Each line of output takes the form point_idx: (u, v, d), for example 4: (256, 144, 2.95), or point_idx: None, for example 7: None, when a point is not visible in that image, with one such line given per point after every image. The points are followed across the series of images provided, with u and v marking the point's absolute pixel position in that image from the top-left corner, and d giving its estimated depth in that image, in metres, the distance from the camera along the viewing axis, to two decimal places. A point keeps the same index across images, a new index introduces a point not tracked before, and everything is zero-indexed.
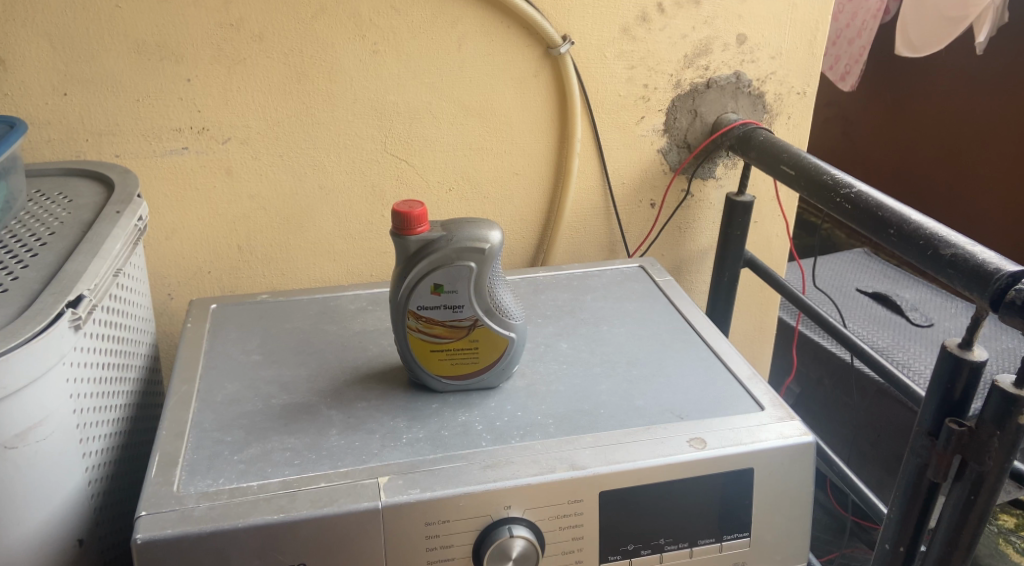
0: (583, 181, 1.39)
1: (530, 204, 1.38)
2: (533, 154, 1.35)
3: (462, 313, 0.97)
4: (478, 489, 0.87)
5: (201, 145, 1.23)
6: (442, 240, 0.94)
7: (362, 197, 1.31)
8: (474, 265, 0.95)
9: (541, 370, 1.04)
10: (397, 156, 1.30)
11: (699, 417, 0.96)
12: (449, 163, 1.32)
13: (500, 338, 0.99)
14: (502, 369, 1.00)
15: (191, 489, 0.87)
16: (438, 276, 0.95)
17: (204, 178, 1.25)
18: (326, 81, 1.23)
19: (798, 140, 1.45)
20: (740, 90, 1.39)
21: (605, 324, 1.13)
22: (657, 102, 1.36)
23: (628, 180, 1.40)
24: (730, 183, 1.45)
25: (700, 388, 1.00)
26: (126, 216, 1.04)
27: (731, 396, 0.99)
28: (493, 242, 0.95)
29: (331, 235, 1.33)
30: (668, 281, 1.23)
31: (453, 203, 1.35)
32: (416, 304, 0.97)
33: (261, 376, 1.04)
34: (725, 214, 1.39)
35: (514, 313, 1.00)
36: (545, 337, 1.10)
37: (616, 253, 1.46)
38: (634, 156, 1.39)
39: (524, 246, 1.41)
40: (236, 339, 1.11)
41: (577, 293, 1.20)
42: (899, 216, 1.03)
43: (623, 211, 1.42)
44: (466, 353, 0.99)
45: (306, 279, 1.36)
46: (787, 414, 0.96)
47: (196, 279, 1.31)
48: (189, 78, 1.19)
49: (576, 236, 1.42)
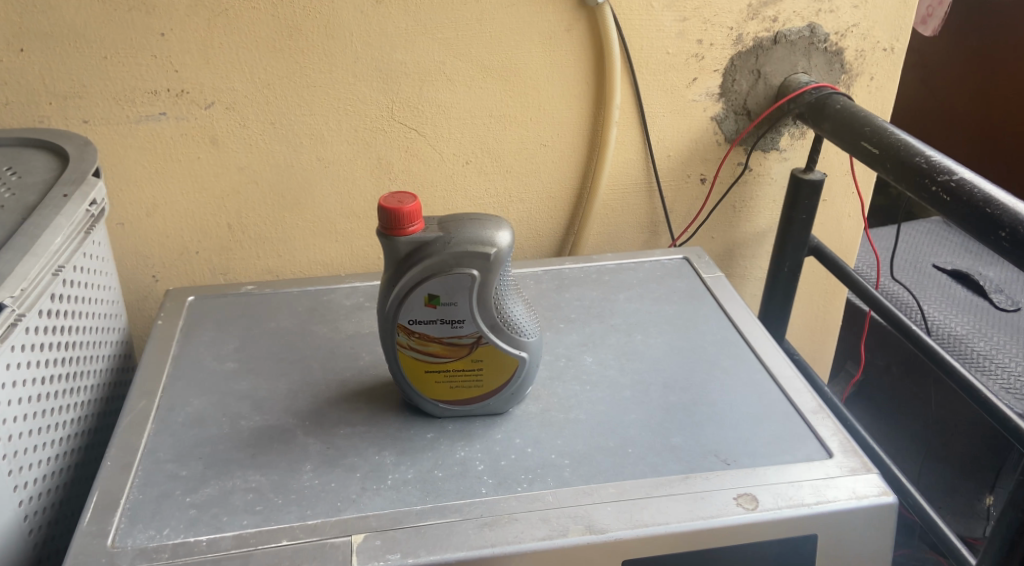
0: (623, 155, 1.20)
1: (559, 181, 1.20)
2: (564, 122, 1.16)
3: (462, 328, 0.81)
4: (471, 556, 0.71)
5: (180, 110, 1.07)
6: (438, 243, 0.77)
7: (366, 171, 1.14)
8: (477, 272, 0.78)
9: (559, 393, 0.88)
10: (405, 124, 1.12)
11: (749, 463, 0.78)
12: (466, 133, 1.14)
13: (507, 358, 0.82)
14: (511, 394, 0.84)
15: (127, 543, 0.72)
16: (433, 286, 0.78)
17: (185, 147, 1.09)
18: (321, 36, 1.05)
19: (880, 105, 1.23)
20: (814, 46, 1.17)
21: (639, 334, 0.96)
22: (713, 61, 1.16)
23: (674, 153, 1.21)
24: (796, 157, 1.25)
25: (751, 422, 0.83)
26: (75, 201, 0.87)
27: (789, 436, 0.81)
28: (501, 245, 0.78)
29: (333, 213, 1.16)
30: (716, 278, 1.06)
31: (471, 178, 1.17)
32: (407, 318, 0.80)
33: (233, 390, 0.89)
34: (790, 196, 1.20)
35: (527, 328, 0.82)
36: (567, 349, 0.94)
37: (659, 234, 1.27)
38: (683, 124, 1.19)
39: (553, 227, 1.23)
40: (210, 340, 0.95)
41: (607, 291, 1.03)
42: (1013, 214, 0.83)
43: (668, 188, 1.24)
44: (467, 376, 0.82)
45: (306, 261, 1.19)
46: (860, 465, 0.77)
47: (183, 260, 1.16)
48: (162, 33, 1.02)
49: (613, 216, 1.24)
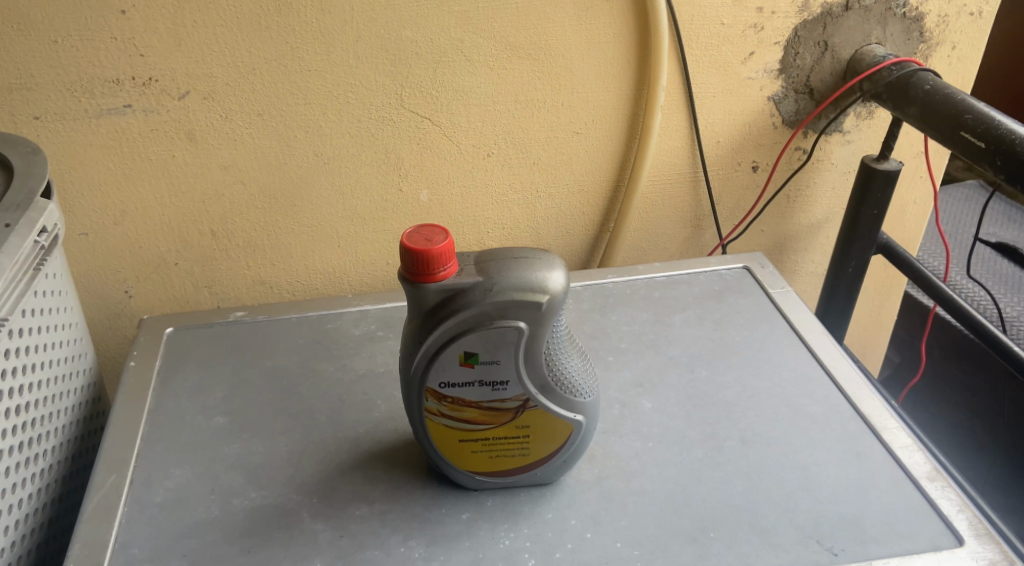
0: (666, 141, 1.03)
1: (593, 171, 1.02)
2: (600, 106, 0.98)
3: (504, 390, 0.65)
4: None
5: (149, 102, 0.88)
6: (475, 291, 0.61)
7: (371, 168, 0.96)
8: (525, 325, 0.62)
9: (616, 454, 0.74)
10: (417, 113, 0.94)
11: (863, 553, 0.66)
12: (487, 122, 0.96)
13: (559, 423, 0.67)
14: (563, 463, 0.69)
15: None
16: (470, 342, 0.63)
17: (158, 145, 0.90)
18: (315, 10, 0.87)
19: (961, 79, 1.06)
20: (892, 12, 1.00)
21: (704, 370, 0.81)
22: (774, 31, 0.98)
23: (723, 139, 1.04)
24: (862, 139, 1.08)
25: (854, 494, 0.70)
26: (20, 232, 0.71)
27: (905, 513, 0.69)
28: (554, 291, 0.62)
29: (332, 215, 0.98)
30: (786, 294, 0.90)
31: (491, 172, 0.99)
32: (437, 381, 0.64)
33: (223, 455, 0.74)
34: (858, 187, 1.04)
35: (583, 386, 0.67)
36: (621, 392, 0.79)
37: (702, 229, 1.11)
38: (735, 106, 1.02)
39: (585, 226, 1.06)
40: (194, 386, 0.80)
41: (661, 313, 0.88)
42: None
43: (715, 178, 1.07)
44: (511, 444, 0.68)
45: (304, 269, 1.01)
46: (998, 555, 0.66)
47: (159, 272, 0.98)
48: (123, 10, 0.83)
49: (655, 210, 1.08)
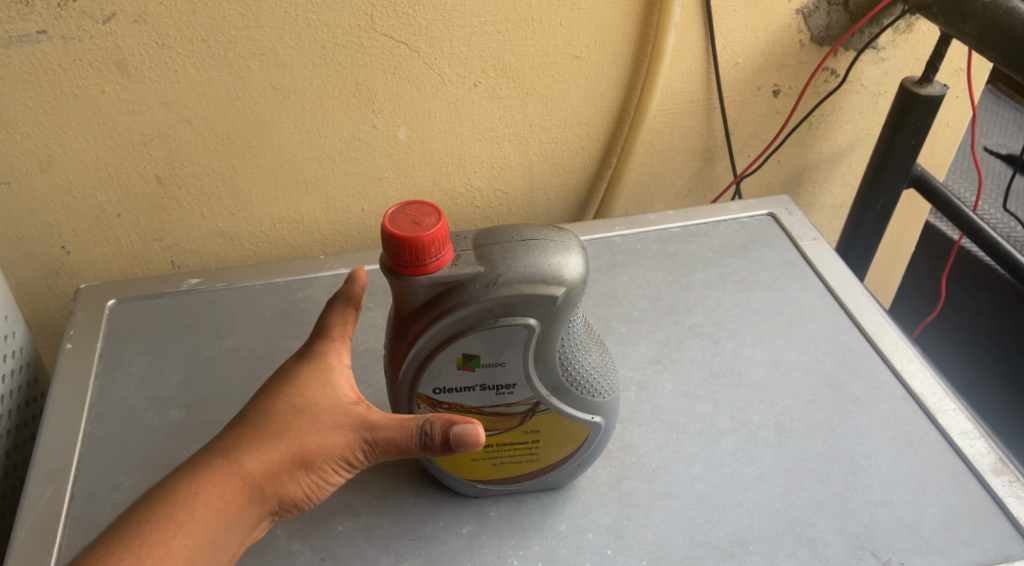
0: (679, 65, 0.89)
1: (596, 100, 0.89)
2: (607, 25, 0.84)
3: (510, 393, 0.55)
4: None
5: (67, 27, 0.72)
6: (474, 285, 0.51)
7: (338, 102, 0.82)
8: (535, 323, 0.52)
9: (636, 450, 0.64)
10: (391, 37, 0.79)
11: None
12: (475, 46, 0.82)
13: (574, 426, 0.57)
14: (576, 467, 0.60)
15: None
16: (469, 344, 0.52)
17: (84, 79, 0.75)
18: None
19: None
20: None
21: (731, 343, 0.71)
22: None
23: (744, 59, 0.91)
24: (897, 56, 0.95)
25: (910, 492, 0.62)
26: None
27: (967, 515, 0.60)
28: (571, 282, 0.51)
29: (295, 157, 0.84)
30: (818, 246, 0.79)
31: (478, 103, 0.85)
32: (430, 386, 0.55)
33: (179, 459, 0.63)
34: (892, 114, 0.92)
35: (602, 382, 0.57)
36: (639, 372, 0.69)
37: (714, 162, 0.98)
38: (760, 20, 0.88)
39: (585, 163, 0.93)
40: (143, 373, 0.69)
41: (678, 272, 0.77)
42: None
43: (732, 105, 0.94)
44: (517, 450, 0.58)
45: (268, 219, 0.88)
46: None
47: (98, 224, 0.84)
48: None
49: (666, 142, 0.95)
